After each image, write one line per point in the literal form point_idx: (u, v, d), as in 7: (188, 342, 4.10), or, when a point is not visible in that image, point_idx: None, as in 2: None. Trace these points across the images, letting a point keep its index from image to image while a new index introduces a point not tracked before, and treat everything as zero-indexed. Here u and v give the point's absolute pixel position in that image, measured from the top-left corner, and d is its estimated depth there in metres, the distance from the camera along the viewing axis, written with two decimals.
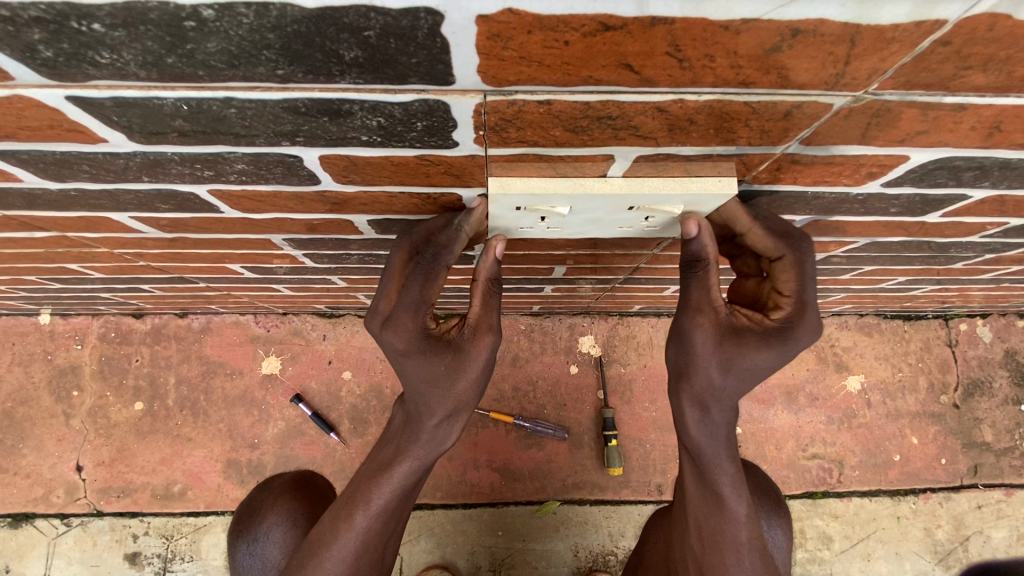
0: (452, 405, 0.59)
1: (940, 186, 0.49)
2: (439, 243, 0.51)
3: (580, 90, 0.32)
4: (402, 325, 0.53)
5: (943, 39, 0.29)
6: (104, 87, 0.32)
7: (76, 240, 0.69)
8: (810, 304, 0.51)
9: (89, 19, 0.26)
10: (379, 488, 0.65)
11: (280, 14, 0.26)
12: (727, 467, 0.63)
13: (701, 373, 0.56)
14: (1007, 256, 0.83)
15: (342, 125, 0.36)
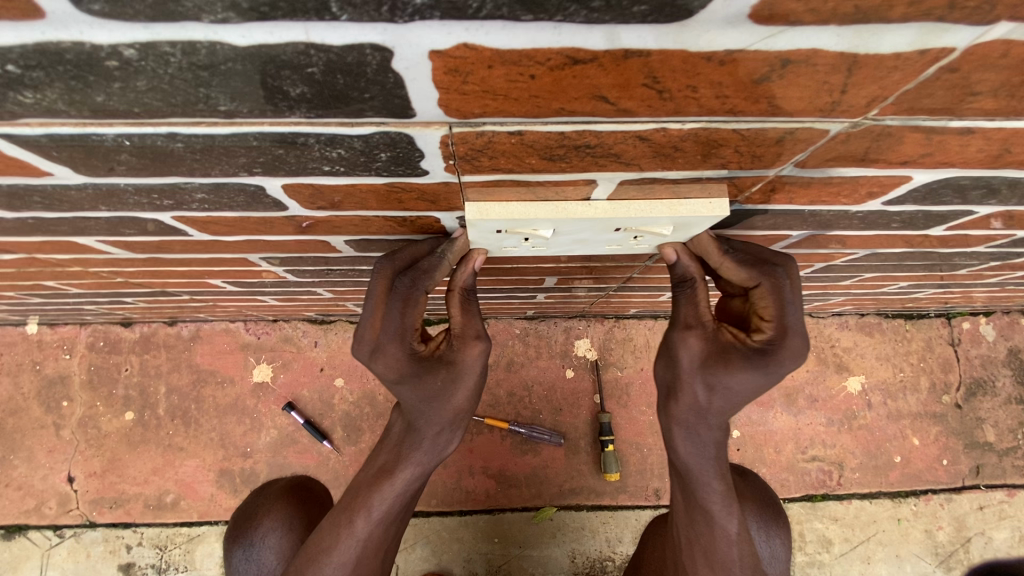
0: (452, 414, 0.58)
1: (945, 204, 0.47)
2: (420, 268, 0.49)
3: (552, 121, 0.30)
4: (390, 354, 0.51)
5: (950, 66, 0.26)
6: (36, 124, 0.30)
7: (46, 260, 0.66)
8: (793, 329, 0.49)
9: (1, 60, 0.24)
10: (379, 493, 0.64)
11: (210, 52, 0.24)
12: (715, 485, 0.61)
13: (687, 388, 0.56)
14: (1013, 262, 0.80)
15: (300, 156, 0.34)
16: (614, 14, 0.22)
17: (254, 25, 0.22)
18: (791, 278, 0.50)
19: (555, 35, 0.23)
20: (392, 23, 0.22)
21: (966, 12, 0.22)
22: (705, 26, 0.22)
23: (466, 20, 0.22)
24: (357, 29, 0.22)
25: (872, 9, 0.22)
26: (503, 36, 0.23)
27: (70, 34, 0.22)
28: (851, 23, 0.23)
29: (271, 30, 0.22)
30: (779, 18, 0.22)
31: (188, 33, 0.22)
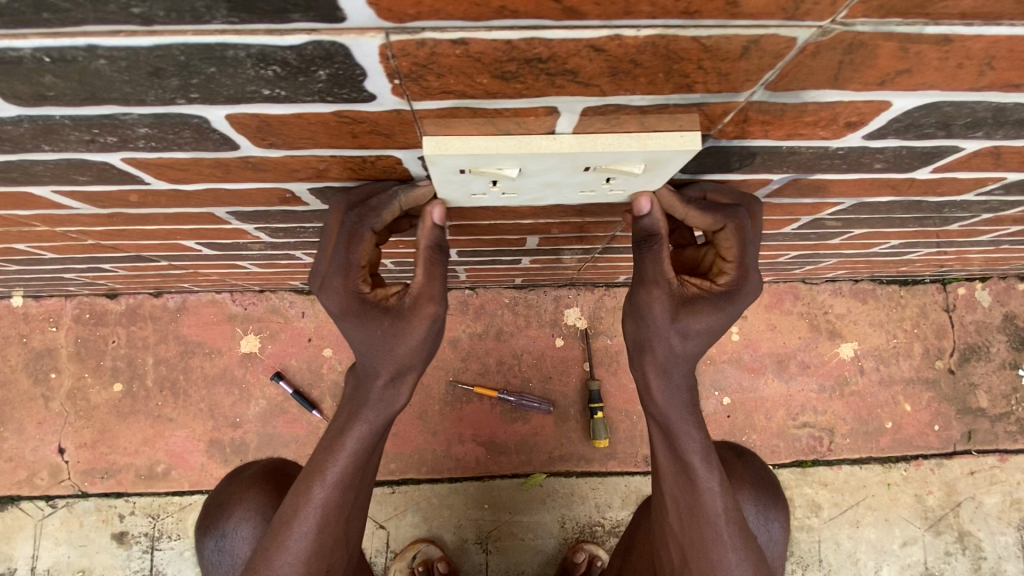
0: (396, 363, 0.57)
1: (928, 137, 0.45)
2: (368, 205, 0.50)
3: (497, 25, 0.28)
4: (335, 288, 0.54)
5: None
6: None
7: (10, 218, 0.65)
8: (752, 266, 0.53)
9: None
10: (333, 457, 0.63)
11: None
12: (695, 432, 0.62)
13: (660, 340, 0.56)
14: (1006, 216, 0.78)
15: (234, 77, 0.32)
16: None
17: None
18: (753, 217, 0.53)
19: None
20: None
21: None
22: None
23: None
24: None
25: None
26: None
27: None
28: None
29: None
30: None
31: None
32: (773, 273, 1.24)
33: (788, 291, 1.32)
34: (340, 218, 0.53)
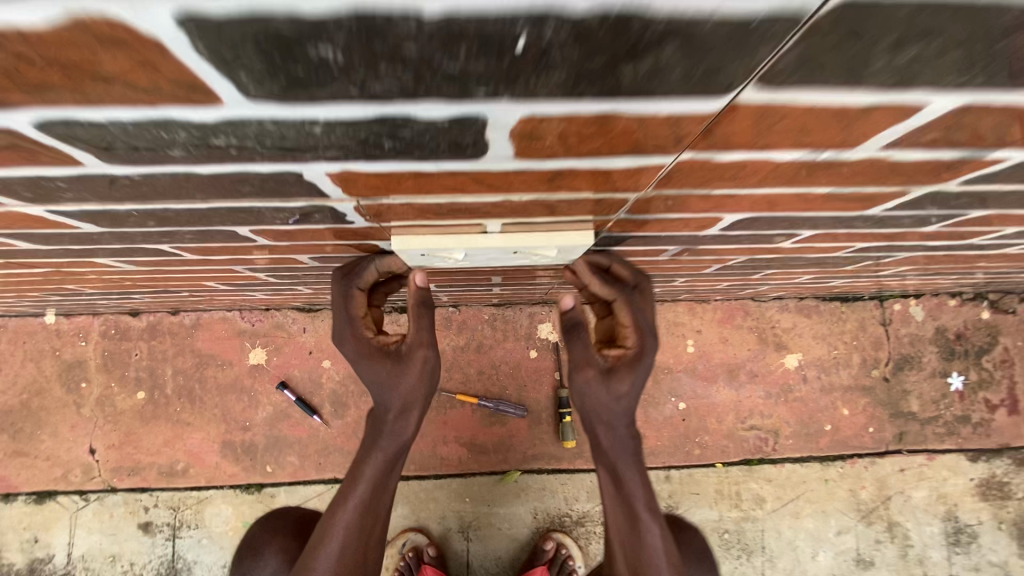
0: (402, 397, 0.70)
1: (772, 228, 0.59)
2: (353, 272, 0.67)
3: (428, 198, 0.42)
4: (347, 338, 0.68)
5: (677, 171, 0.37)
6: (74, 205, 0.43)
7: (67, 271, 0.80)
8: (648, 331, 0.67)
9: (57, 180, 0.37)
10: (358, 483, 0.78)
11: (188, 177, 0.36)
12: (636, 479, 0.76)
13: (600, 406, 0.70)
14: (895, 260, 0.93)
15: (258, 215, 0.47)
16: (433, 159, 0.34)
17: (214, 167, 0.34)
18: (642, 294, 0.69)
19: (400, 166, 0.34)
20: (296, 164, 0.34)
21: (653, 150, 0.33)
22: (491, 163, 0.34)
23: (342, 161, 0.34)
24: (277, 167, 0.35)
25: (592, 153, 0.33)
26: (368, 167, 0.35)
27: (102, 171, 0.35)
28: (586, 158, 0.34)
29: (225, 167, 0.34)
30: (536, 159, 0.34)
31: (173, 169, 0.35)
32: (723, 293, 1.39)
33: (739, 308, 1.48)
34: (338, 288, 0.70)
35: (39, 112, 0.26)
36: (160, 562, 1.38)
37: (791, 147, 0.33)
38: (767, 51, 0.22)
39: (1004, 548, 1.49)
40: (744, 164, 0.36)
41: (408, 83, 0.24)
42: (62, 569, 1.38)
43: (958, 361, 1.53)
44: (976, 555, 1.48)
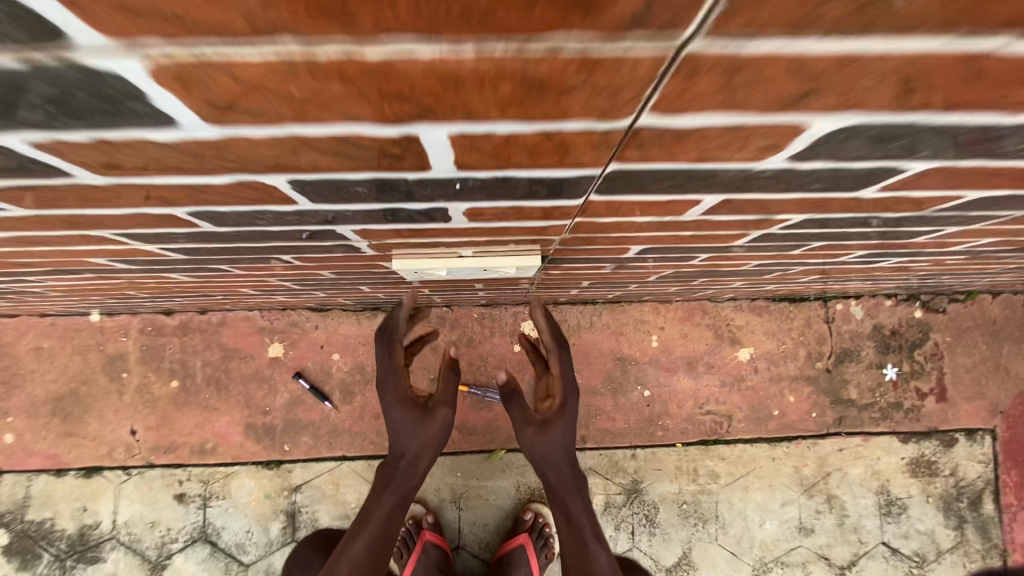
0: (419, 445, 0.95)
1: (674, 252, 0.80)
2: (391, 329, 0.87)
3: (418, 240, 0.64)
4: (390, 387, 0.91)
5: (573, 228, 0.59)
6: (179, 243, 0.64)
7: (135, 279, 1.01)
8: (568, 388, 0.97)
9: (178, 233, 0.58)
10: (372, 518, 1.02)
11: (263, 231, 0.58)
12: (582, 508, 1.07)
13: (552, 458, 1.00)
14: (806, 271, 1.13)
15: (299, 246, 0.69)
16: (418, 224, 0.55)
17: (282, 228, 0.56)
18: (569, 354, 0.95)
19: (398, 227, 0.56)
20: (333, 226, 0.55)
21: (552, 219, 0.54)
22: (454, 227, 0.56)
23: (363, 226, 0.55)
24: (321, 228, 0.56)
25: (514, 221, 0.54)
26: (378, 227, 0.56)
27: (211, 229, 0.56)
28: (512, 223, 0.55)
29: (289, 228, 0.56)
30: (481, 224, 0.55)
31: (255, 229, 0.56)
32: (682, 295, 1.59)
33: (698, 308, 1.68)
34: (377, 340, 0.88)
35: (194, 208, 0.47)
36: (195, 527, 1.60)
37: (639, 213, 0.53)
38: (586, 185, 0.42)
39: (931, 518, 1.70)
40: (617, 222, 0.56)
41: (401, 197, 0.44)
42: (109, 533, 1.60)
43: (893, 354, 1.73)
44: (905, 524, 1.69)
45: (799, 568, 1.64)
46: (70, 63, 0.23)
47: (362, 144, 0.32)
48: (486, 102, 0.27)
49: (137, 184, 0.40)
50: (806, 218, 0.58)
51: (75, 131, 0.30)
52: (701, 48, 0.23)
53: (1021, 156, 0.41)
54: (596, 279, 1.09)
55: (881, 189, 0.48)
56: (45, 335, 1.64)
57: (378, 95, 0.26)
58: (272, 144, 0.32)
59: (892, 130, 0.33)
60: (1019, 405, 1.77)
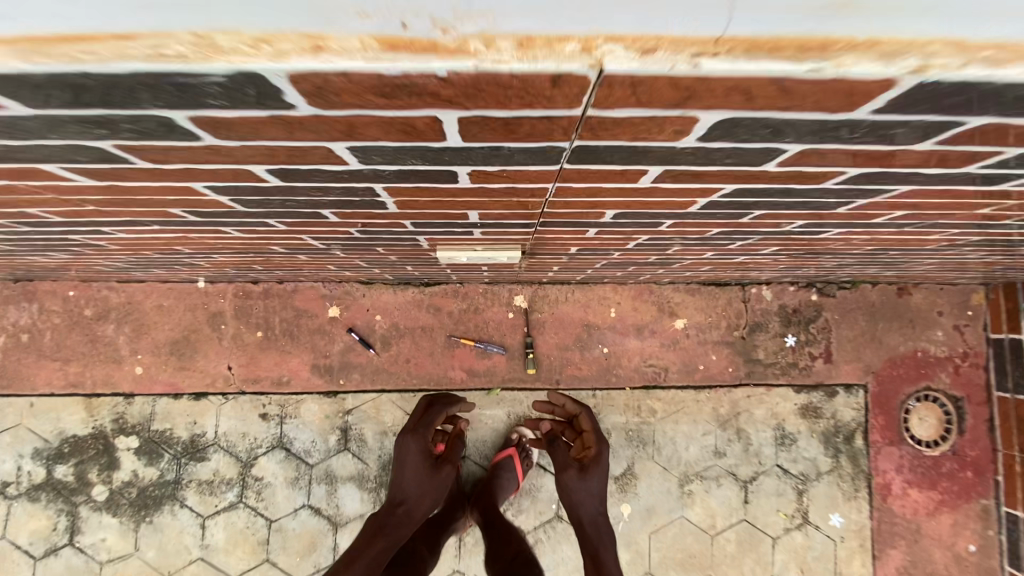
0: (422, 491, 1.67)
1: (597, 250, 1.39)
2: (435, 404, 1.80)
3: (455, 241, 1.25)
4: (419, 441, 1.69)
5: (534, 239, 1.21)
6: (329, 239, 1.24)
7: (268, 258, 1.59)
8: (603, 439, 1.52)
9: (337, 236, 1.18)
10: (377, 542, 1.58)
11: (381, 236, 1.19)
12: (606, 544, 1.47)
13: (583, 495, 1.49)
14: (701, 263, 1.71)
15: (389, 243, 1.29)
16: (458, 235, 1.17)
17: (391, 235, 1.17)
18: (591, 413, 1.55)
19: (447, 236, 1.18)
20: (416, 235, 1.17)
21: (521, 235, 1.16)
22: (475, 237, 1.18)
23: (431, 235, 1.17)
24: (410, 235, 1.17)
25: (503, 235, 1.16)
26: (438, 236, 1.18)
27: (356, 234, 1.17)
28: (502, 236, 1.17)
29: (395, 236, 1.17)
30: (488, 236, 1.17)
31: (378, 235, 1.17)
32: (632, 280, 2.18)
33: (646, 289, 2.28)
34: (422, 410, 1.78)
35: (361, 228, 1.07)
36: (275, 437, 2.22)
37: (568, 231, 1.11)
38: (531, 225, 1.04)
39: (814, 448, 2.31)
40: (554, 237, 1.17)
41: (455, 227, 1.06)
42: (213, 440, 2.21)
43: (793, 327, 2.32)
44: (795, 451, 2.30)
45: (713, 480, 2.27)
46: (375, 200, 0.82)
47: (449, 215, 0.93)
48: (493, 208, 0.87)
49: (350, 221, 1.00)
50: (648, 236, 1.18)
51: (350, 209, 0.88)
52: (553, 202, 0.83)
53: (707, 221, 1.00)
54: (561, 265, 1.69)
55: (667, 227, 1.07)
56: (165, 296, 2.24)
57: (460, 208, 0.86)
58: (417, 215, 0.93)
59: (637, 214, 0.93)
60: (887, 366, 2.35)
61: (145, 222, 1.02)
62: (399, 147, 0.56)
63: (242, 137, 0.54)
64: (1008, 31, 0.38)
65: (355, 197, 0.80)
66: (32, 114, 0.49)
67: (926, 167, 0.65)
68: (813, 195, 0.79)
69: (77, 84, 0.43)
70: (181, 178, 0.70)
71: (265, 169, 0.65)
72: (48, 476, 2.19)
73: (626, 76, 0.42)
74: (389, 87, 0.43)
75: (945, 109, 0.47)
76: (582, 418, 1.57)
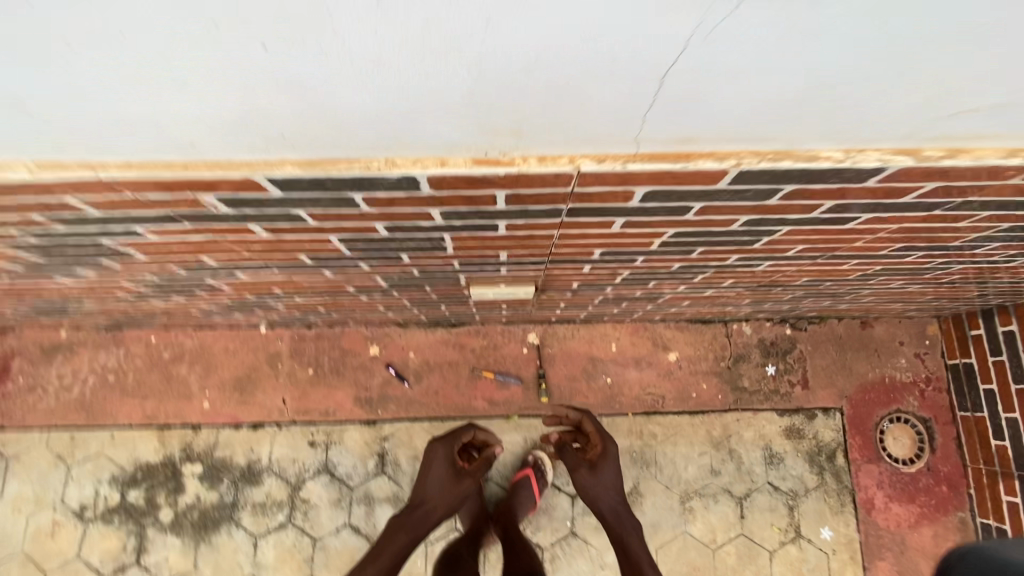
0: (444, 496, 1.84)
1: (594, 286, 1.79)
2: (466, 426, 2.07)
3: (487, 280, 1.67)
4: (446, 451, 1.94)
5: (546, 275, 1.62)
6: (392, 280, 1.66)
7: (333, 300, 2.00)
8: (605, 438, 1.73)
9: (400, 277, 1.61)
10: (398, 539, 1.76)
11: (432, 276, 1.61)
12: (631, 532, 1.62)
13: (599, 492, 1.67)
14: (681, 298, 2.10)
15: (436, 283, 1.71)
16: (489, 274, 1.58)
17: (440, 275, 1.59)
18: (589, 416, 1.77)
19: (482, 275, 1.59)
20: (458, 274, 1.59)
21: (536, 273, 1.58)
22: (502, 275, 1.59)
23: (470, 274, 1.59)
24: (453, 275, 1.59)
25: (523, 273, 1.58)
26: (475, 275, 1.59)
27: (414, 275, 1.59)
28: (522, 274, 1.59)
29: (442, 275, 1.60)
30: (511, 274, 1.58)
31: (430, 275, 1.59)
32: (629, 317, 2.56)
33: (642, 326, 2.65)
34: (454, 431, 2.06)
35: (421, 268, 1.50)
36: (321, 462, 2.53)
37: (570, 268, 1.52)
38: (542, 264, 1.46)
39: (800, 466, 2.57)
40: (561, 273, 1.58)
41: (489, 265, 1.48)
42: (267, 465, 2.52)
43: (772, 357, 2.66)
44: (783, 469, 2.57)
45: (711, 497, 2.53)
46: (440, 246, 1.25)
47: (487, 256, 1.36)
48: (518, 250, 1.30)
49: (416, 262, 1.42)
50: (631, 271, 1.58)
51: (420, 252, 1.30)
52: (558, 243, 1.25)
53: (668, 257, 1.41)
54: (567, 302, 2.08)
55: (641, 263, 1.48)
56: (231, 340, 2.64)
57: (496, 249, 1.29)
58: (465, 256, 1.36)
59: (617, 251, 1.34)
60: (859, 391, 2.66)
61: (270, 266, 1.43)
62: (467, 211, 1.00)
63: (385, 206, 0.97)
64: (775, 147, 0.80)
65: (428, 244, 1.23)
66: (281, 196, 0.92)
67: (786, 213, 1.05)
68: (729, 234, 1.19)
69: (318, 181, 0.86)
70: (327, 231, 1.12)
71: (384, 226, 1.09)
72: (122, 499, 2.50)
73: (592, 172, 0.84)
74: (474, 183, 0.87)
75: (765, 182, 0.89)
76: (585, 423, 1.78)
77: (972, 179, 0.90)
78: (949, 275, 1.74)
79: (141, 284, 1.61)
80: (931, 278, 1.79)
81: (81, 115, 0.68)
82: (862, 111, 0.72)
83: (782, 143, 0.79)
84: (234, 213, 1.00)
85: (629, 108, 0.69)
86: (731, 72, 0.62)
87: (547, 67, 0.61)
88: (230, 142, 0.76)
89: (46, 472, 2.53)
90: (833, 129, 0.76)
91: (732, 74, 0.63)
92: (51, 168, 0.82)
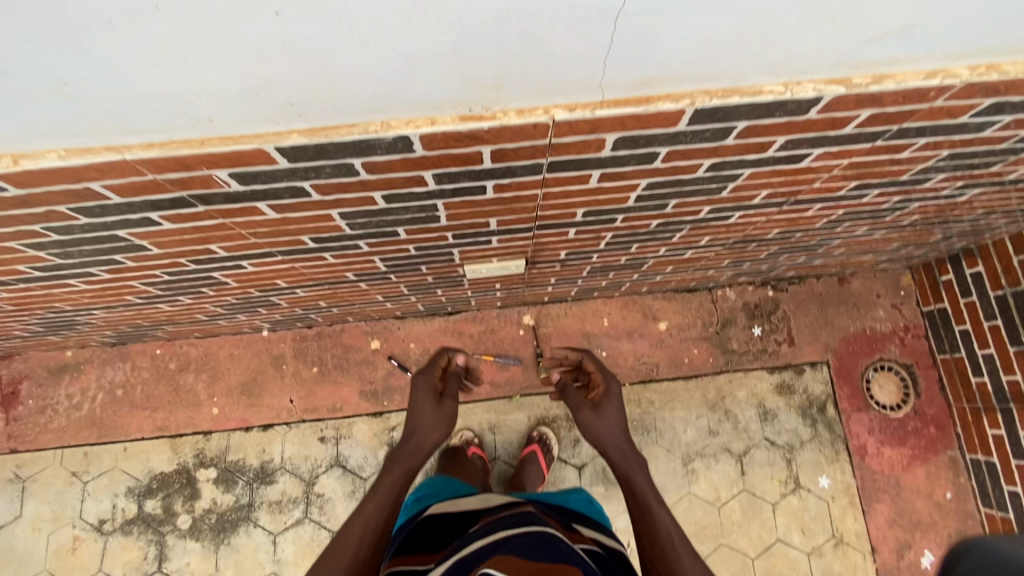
0: (433, 425, 1.63)
1: (582, 254, 1.90)
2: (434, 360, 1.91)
3: (480, 255, 1.77)
4: (423, 382, 1.73)
5: (535, 245, 1.72)
6: (390, 262, 1.75)
7: (333, 292, 2.08)
8: (609, 377, 1.87)
9: (396, 258, 1.70)
10: (391, 478, 1.48)
11: (427, 255, 1.70)
12: (634, 469, 1.63)
13: (604, 429, 1.73)
14: (664, 264, 2.21)
15: (431, 262, 1.80)
16: (480, 247, 1.68)
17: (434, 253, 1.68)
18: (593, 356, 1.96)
19: (474, 249, 1.69)
20: (451, 250, 1.68)
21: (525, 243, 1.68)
22: (493, 247, 1.69)
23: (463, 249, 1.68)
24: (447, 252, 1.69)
25: (512, 244, 1.68)
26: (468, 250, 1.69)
27: (410, 255, 1.69)
28: (512, 245, 1.69)
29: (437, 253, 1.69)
30: (501, 246, 1.68)
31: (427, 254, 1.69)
32: (618, 291, 2.66)
33: (631, 299, 2.77)
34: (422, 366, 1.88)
35: (417, 246, 1.59)
36: (332, 456, 2.60)
37: (556, 234, 1.62)
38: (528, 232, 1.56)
39: (794, 420, 2.68)
40: (548, 241, 1.69)
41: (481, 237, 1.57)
42: (279, 464, 2.58)
43: (757, 319, 2.78)
44: (777, 424, 2.67)
45: (712, 457, 2.63)
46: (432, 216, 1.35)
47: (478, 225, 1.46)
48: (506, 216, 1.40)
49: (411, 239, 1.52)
50: (613, 234, 1.69)
51: (415, 225, 1.39)
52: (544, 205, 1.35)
53: (645, 214, 1.52)
54: (557, 277, 2.19)
55: (621, 223, 1.59)
56: (235, 346, 2.70)
57: (486, 216, 1.39)
58: (456, 228, 1.46)
59: (599, 211, 1.45)
60: (843, 343, 2.78)
61: (273, 253, 1.52)
62: (456, 171, 1.10)
63: (382, 172, 1.07)
64: (723, 85, 0.91)
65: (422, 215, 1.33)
66: (289, 167, 1.01)
67: (743, 155, 1.17)
68: (697, 182, 1.30)
69: (323, 149, 0.95)
70: (329, 206, 1.21)
71: (382, 196, 1.19)
72: (139, 509, 2.54)
73: (566, 121, 0.95)
74: (463, 139, 0.97)
75: (719, 120, 1.00)
76: (589, 364, 1.96)
77: (899, 104, 1.02)
78: (909, 216, 1.86)
79: (150, 284, 1.69)
80: (893, 221, 1.91)
81: (124, 98, 0.78)
82: (793, 42, 0.83)
83: (728, 81, 0.90)
84: (246, 191, 1.09)
85: (590, 52, 0.80)
86: (674, 10, 0.72)
87: (516, 16, 0.71)
88: (252, 114, 0.85)
89: (62, 490, 2.58)
90: (767, 64, 0.87)
91: (676, 13, 0.73)
92: (81, 153, 0.91)
